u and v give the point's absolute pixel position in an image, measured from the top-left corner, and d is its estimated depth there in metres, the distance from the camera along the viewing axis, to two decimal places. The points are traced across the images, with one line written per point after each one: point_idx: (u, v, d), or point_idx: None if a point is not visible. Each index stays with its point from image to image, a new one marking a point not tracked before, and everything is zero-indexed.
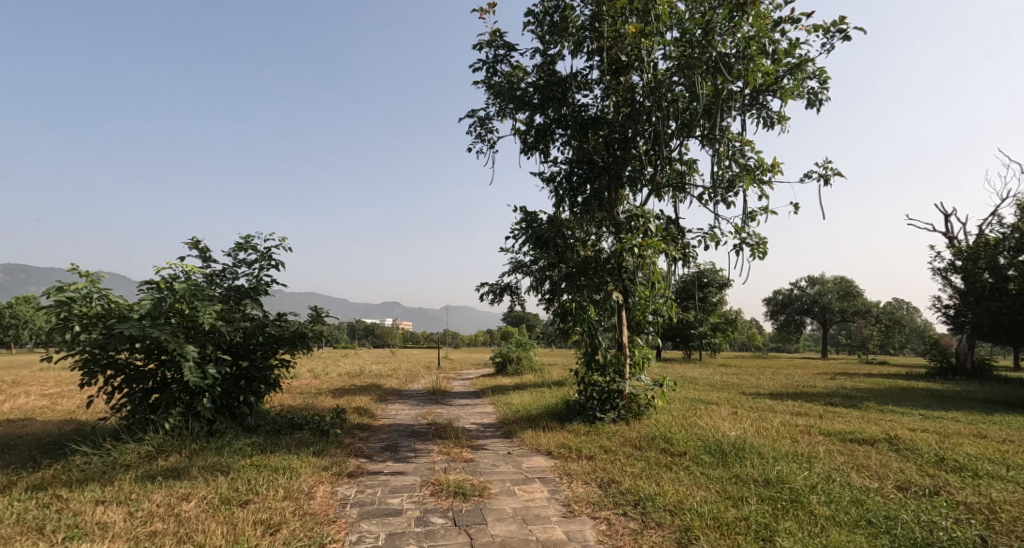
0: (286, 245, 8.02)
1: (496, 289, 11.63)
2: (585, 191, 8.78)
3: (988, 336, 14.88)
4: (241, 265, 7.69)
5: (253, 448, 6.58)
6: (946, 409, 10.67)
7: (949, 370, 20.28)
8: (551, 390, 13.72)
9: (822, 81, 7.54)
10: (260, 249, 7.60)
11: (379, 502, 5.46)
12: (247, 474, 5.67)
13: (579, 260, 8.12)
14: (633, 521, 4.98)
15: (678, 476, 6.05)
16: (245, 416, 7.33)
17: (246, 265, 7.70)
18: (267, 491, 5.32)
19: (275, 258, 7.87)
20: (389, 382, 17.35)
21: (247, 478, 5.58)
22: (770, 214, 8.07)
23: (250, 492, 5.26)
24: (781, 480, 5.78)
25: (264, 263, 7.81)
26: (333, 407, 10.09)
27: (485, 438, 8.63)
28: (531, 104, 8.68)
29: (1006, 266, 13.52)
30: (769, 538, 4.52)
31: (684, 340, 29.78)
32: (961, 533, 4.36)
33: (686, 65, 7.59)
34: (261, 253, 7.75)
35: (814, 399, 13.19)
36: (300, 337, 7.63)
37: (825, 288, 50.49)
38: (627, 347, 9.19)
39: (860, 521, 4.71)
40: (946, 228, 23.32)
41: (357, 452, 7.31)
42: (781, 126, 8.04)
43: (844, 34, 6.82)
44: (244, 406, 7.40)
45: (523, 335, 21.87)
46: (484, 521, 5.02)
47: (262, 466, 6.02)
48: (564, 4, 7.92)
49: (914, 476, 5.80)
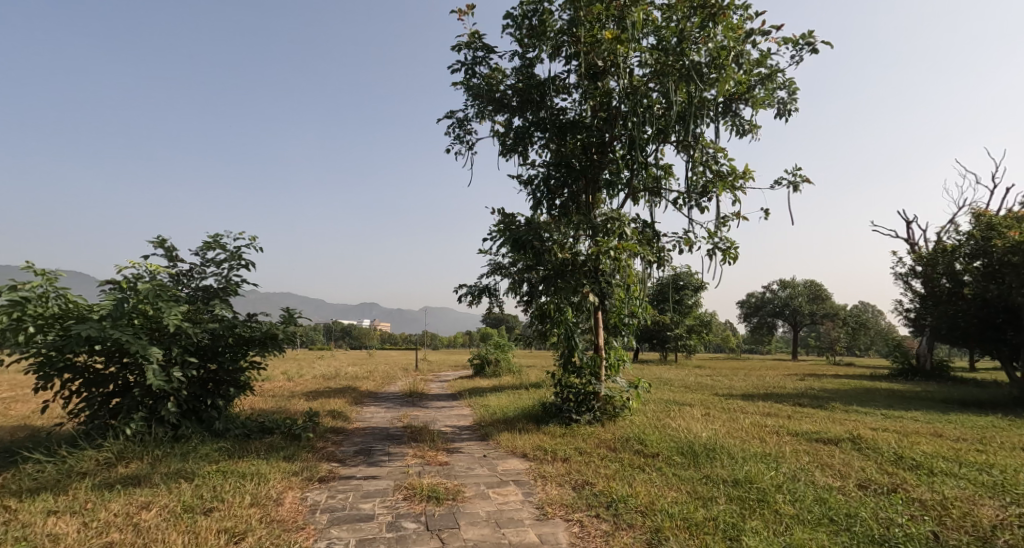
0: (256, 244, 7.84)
1: (473, 291, 11.60)
2: (563, 194, 8.98)
3: (944, 339, 15.36)
4: (209, 265, 7.53)
5: (221, 453, 6.43)
6: (906, 409, 10.99)
7: (910, 371, 20.94)
8: (528, 392, 13.76)
9: (791, 91, 7.72)
10: (229, 248, 7.45)
11: (350, 507, 5.39)
12: (213, 481, 5.55)
13: (556, 262, 8.14)
14: (606, 523, 5.02)
15: (651, 477, 6.14)
16: (213, 421, 7.16)
17: (214, 265, 7.54)
18: (233, 498, 5.21)
19: (245, 258, 7.72)
20: (366, 384, 17.15)
21: (212, 485, 5.46)
22: (742, 219, 8.19)
23: (214, 499, 5.15)
24: (749, 480, 5.89)
25: (233, 263, 7.65)
26: (306, 410, 9.96)
27: (461, 440, 8.59)
28: (509, 107, 8.77)
29: (962, 272, 13.93)
30: (735, 538, 4.59)
31: (660, 342, 30.20)
32: (915, 529, 4.48)
33: (661, 72, 7.72)
34: (230, 253, 7.60)
35: (784, 400, 13.36)
36: (271, 338, 7.50)
37: (796, 292, 51.30)
38: (603, 349, 9.27)
39: (823, 520, 4.82)
40: (908, 235, 24.11)
41: (330, 456, 7.21)
42: (752, 134, 8.24)
43: (813, 47, 7.06)
44: (211, 410, 7.24)
45: (502, 336, 21.85)
46: (457, 525, 5.01)
47: (229, 472, 5.89)
48: (542, 8, 7.95)
49: (874, 474, 5.97)
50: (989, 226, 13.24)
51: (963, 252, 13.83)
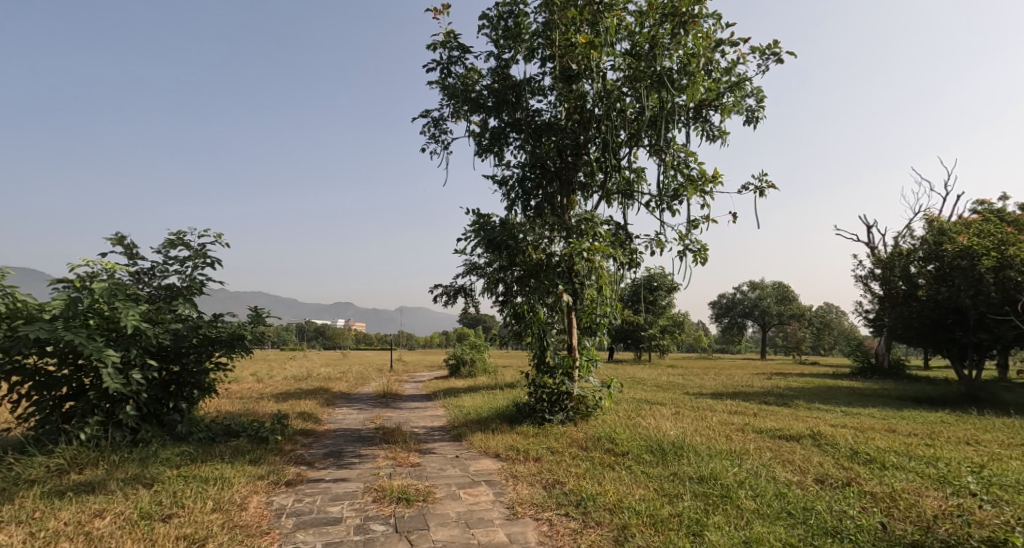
0: (222, 242, 7.70)
1: (449, 291, 11.58)
2: (538, 195, 9.15)
3: (900, 338, 15.81)
4: (172, 263, 7.35)
5: (182, 458, 6.29)
6: (864, 406, 11.36)
7: (868, 370, 21.68)
8: (503, 391, 13.87)
9: (758, 99, 7.93)
10: (192, 245, 7.28)
11: (317, 511, 5.34)
12: (173, 486, 5.43)
13: (530, 262, 8.38)
14: (574, 521, 5.07)
15: (620, 474, 6.23)
16: (175, 424, 6.99)
17: (177, 263, 7.36)
18: (193, 503, 5.10)
19: (209, 255, 7.54)
20: (338, 385, 16.94)
21: (172, 490, 5.34)
22: (711, 222, 8.37)
23: (174, 505, 5.04)
24: (713, 476, 6.03)
25: (197, 261, 7.48)
26: (274, 412, 9.80)
27: (433, 441, 8.56)
28: (485, 107, 8.75)
29: (917, 274, 14.43)
30: (698, 533, 4.70)
31: (634, 342, 30.48)
32: (866, 521, 4.65)
33: (634, 77, 7.88)
34: (194, 250, 7.42)
35: (750, 400, 13.36)
36: (238, 339, 7.31)
37: (765, 293, 52.36)
38: (576, 350, 9.33)
39: (781, 514, 4.96)
40: (867, 239, 24.98)
41: (298, 458, 7.11)
42: (722, 140, 8.44)
43: (778, 57, 7.29)
44: (173, 413, 7.06)
45: (478, 336, 21.84)
46: (426, 526, 5.01)
47: (190, 477, 5.77)
48: (518, 10, 8.02)
49: (831, 469, 6.17)
50: (940, 231, 13.81)
51: (917, 255, 14.38)
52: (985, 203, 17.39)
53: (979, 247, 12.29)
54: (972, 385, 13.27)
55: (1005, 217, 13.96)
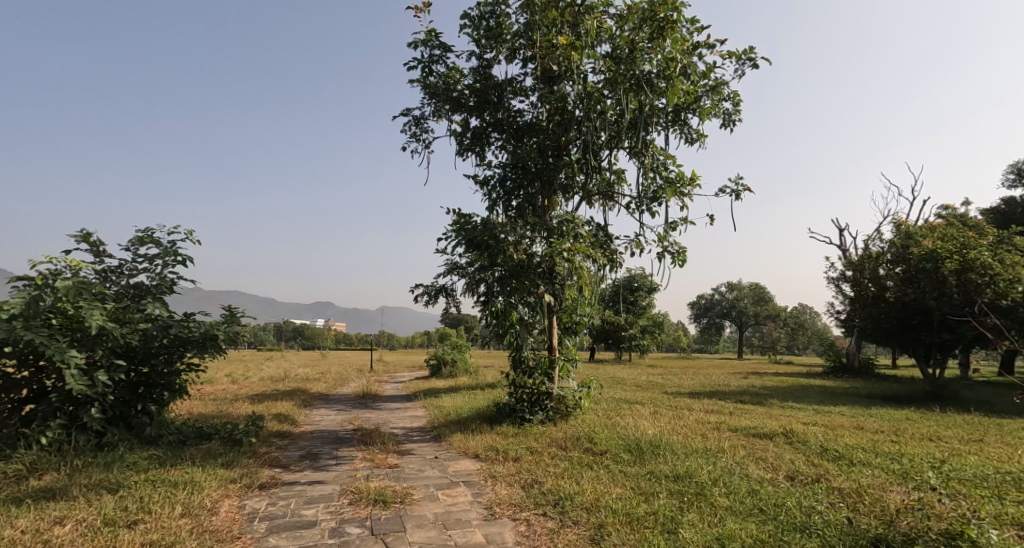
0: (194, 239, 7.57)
1: (430, 291, 11.52)
2: (519, 195, 8.98)
3: (870, 338, 16.12)
4: (141, 261, 7.19)
5: (150, 462, 6.15)
6: (836, 404, 11.61)
7: (839, 369, 22.19)
8: (484, 391, 13.92)
9: (735, 103, 8.04)
10: (162, 243, 7.14)
11: (292, 514, 5.26)
12: (140, 491, 5.31)
13: (511, 263, 8.14)
14: (552, 521, 5.09)
15: (597, 474, 6.25)
16: (144, 427, 6.83)
17: (147, 261, 7.21)
18: (161, 509, 4.99)
19: (180, 254, 7.40)
20: (316, 386, 16.72)
21: (139, 495, 5.22)
22: (690, 224, 8.49)
23: (140, 510, 4.92)
24: (689, 474, 6.10)
25: (168, 259, 7.34)
26: (248, 415, 9.63)
27: (411, 442, 8.50)
28: (466, 106, 8.73)
29: (886, 276, 14.58)
30: (673, 530, 4.75)
31: (615, 342, 30.65)
32: (833, 516, 4.75)
33: (614, 80, 7.93)
34: (164, 248, 7.28)
35: (727, 398, 13.52)
36: (210, 339, 7.17)
37: (742, 294, 53.12)
38: (556, 350, 9.35)
39: (754, 510, 5.04)
40: (840, 242, 25.54)
41: (272, 461, 7.00)
42: (700, 143, 8.53)
43: (754, 63, 7.42)
44: (142, 416, 6.90)
45: (459, 337, 21.75)
46: (403, 528, 4.97)
47: (158, 481, 5.65)
48: (499, 11, 8.03)
49: (802, 466, 6.28)
50: (907, 234, 14.04)
51: (886, 258, 14.52)
52: (949, 208, 17.90)
53: (943, 250, 12.76)
54: (936, 383, 13.66)
55: (966, 221, 14.44)
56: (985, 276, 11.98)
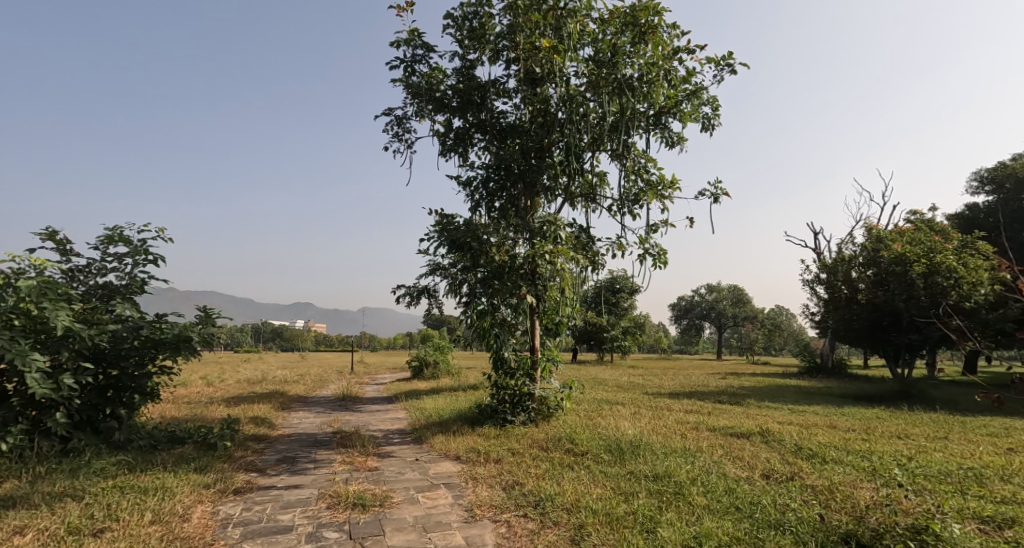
0: (165, 238, 7.46)
1: (412, 291, 11.49)
2: (502, 196, 8.97)
3: (843, 339, 16.47)
4: (110, 260, 7.07)
5: (119, 468, 6.04)
6: (810, 404, 11.84)
7: (814, 370, 22.63)
8: (466, 393, 13.92)
9: (714, 108, 8.18)
10: (132, 242, 7.02)
11: (267, 519, 5.21)
12: (107, 498, 5.21)
13: (493, 264, 8.20)
14: (532, 522, 5.12)
15: (578, 474, 6.31)
16: (112, 432, 6.74)
17: (116, 260, 7.08)
18: (130, 516, 4.91)
19: (151, 253, 7.28)
20: (296, 388, 16.53)
21: (107, 503, 5.13)
22: (670, 226, 8.66)
23: (107, 518, 4.84)
24: (668, 474, 6.19)
25: (138, 259, 7.21)
26: (224, 418, 9.50)
27: (392, 444, 8.47)
28: (449, 107, 8.73)
29: (858, 279, 14.92)
30: (652, 529, 4.81)
31: (597, 343, 30.83)
32: (806, 513, 4.86)
33: (596, 84, 7.99)
34: (134, 247, 7.15)
35: (705, 399, 13.71)
36: (183, 341, 7.03)
37: (721, 295, 53.81)
38: (538, 352, 9.39)
39: (730, 508, 5.14)
40: (815, 246, 26.06)
41: (248, 465, 6.91)
42: (680, 146, 8.66)
43: (732, 68, 7.57)
44: (110, 420, 6.81)
45: (441, 338, 21.69)
46: (382, 532, 4.96)
47: (127, 487, 5.55)
48: (483, 12, 8.05)
49: (777, 464, 6.41)
50: (878, 238, 14.40)
51: (858, 261, 14.88)
52: (917, 213, 18.38)
53: (911, 254, 13.10)
54: (906, 382, 14.02)
55: (934, 226, 14.81)
56: (950, 280, 12.37)
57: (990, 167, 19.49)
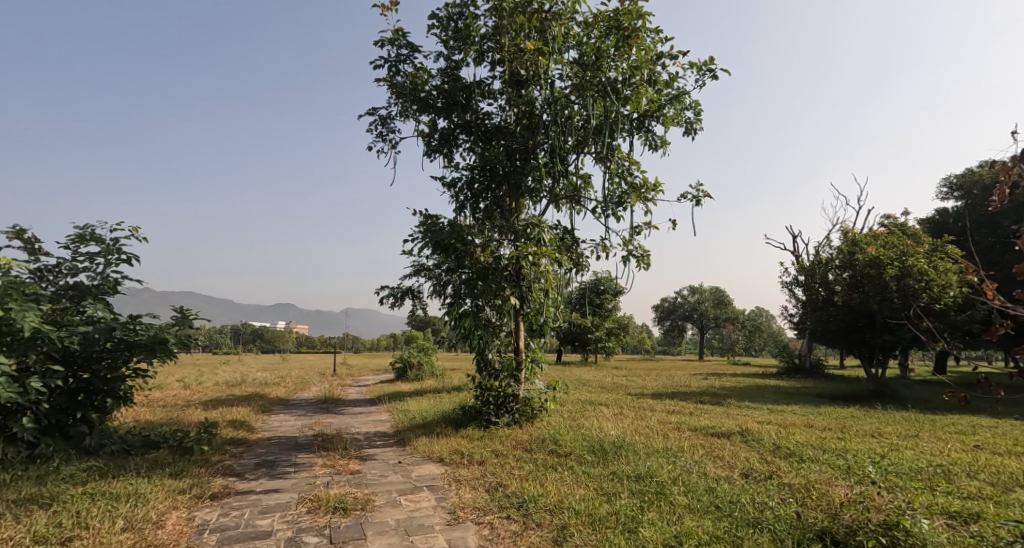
0: (138, 236, 7.34)
1: (396, 293, 11.47)
2: (486, 197, 8.97)
3: (821, 340, 16.78)
4: (81, 259, 6.95)
5: (90, 474, 5.93)
6: (788, 403, 12.04)
7: (793, 370, 22.97)
8: (449, 395, 13.90)
9: (697, 112, 8.30)
10: (103, 240, 6.90)
11: (245, 525, 5.16)
12: (77, 505, 5.12)
13: (478, 266, 8.18)
14: (515, 523, 5.15)
15: (561, 475, 6.35)
16: (83, 437, 6.61)
17: (87, 259, 6.97)
18: (100, 523, 4.82)
19: (123, 252, 7.17)
20: (276, 391, 16.35)
21: (76, 510, 5.04)
22: (653, 229, 8.76)
23: (77, 526, 4.75)
24: (650, 474, 6.25)
25: (110, 258, 7.10)
26: (201, 422, 9.37)
27: (374, 447, 8.43)
28: (435, 107, 8.77)
29: (834, 281, 15.21)
30: (633, 529, 4.87)
31: (581, 344, 30.95)
32: (783, 511, 4.96)
33: (581, 86, 8.06)
34: (106, 246, 7.04)
35: (687, 399, 13.86)
36: (159, 343, 6.88)
37: (704, 297, 54.39)
38: (522, 353, 9.41)
39: (710, 507, 5.21)
40: (794, 248, 26.52)
41: (226, 469, 6.84)
42: (663, 150, 8.77)
43: (714, 74, 7.69)
44: (81, 425, 6.67)
45: (425, 340, 21.61)
46: (363, 536, 4.94)
47: (98, 494, 5.46)
48: (468, 12, 8.08)
49: (756, 463, 6.52)
50: (853, 242, 14.55)
51: (834, 264, 15.12)
52: (891, 217, 18.81)
53: (885, 257, 13.49)
54: (880, 382, 14.33)
55: (905, 230, 15.17)
56: (922, 282, 12.82)
57: (959, 174, 20.05)
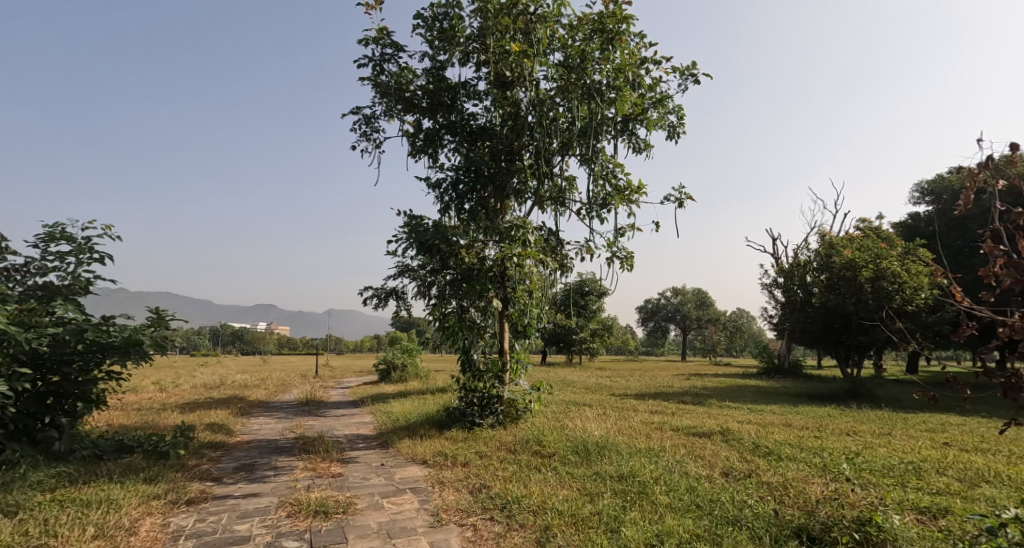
0: (111, 235, 7.23)
1: (380, 294, 11.43)
2: (471, 198, 8.97)
3: (799, 341, 17.07)
4: (51, 259, 6.83)
5: (59, 480, 5.83)
6: (768, 403, 12.23)
7: (772, 371, 23.26)
8: (434, 396, 13.86)
9: (680, 116, 8.41)
10: (74, 240, 6.79)
11: (223, 530, 5.11)
12: (45, 513, 5.03)
13: (463, 267, 8.20)
14: (498, 525, 5.17)
15: (545, 476, 6.38)
16: (51, 442, 6.52)
17: (57, 258, 6.84)
18: (70, 531, 4.75)
19: (96, 251, 7.05)
20: (257, 393, 16.15)
21: (45, 518, 4.95)
22: (637, 231, 8.86)
23: (44, 534, 4.67)
24: (632, 474, 6.32)
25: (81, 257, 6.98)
26: (176, 426, 9.23)
27: (357, 449, 8.39)
28: (419, 107, 8.79)
29: (812, 283, 15.61)
30: (616, 529, 4.92)
31: (566, 345, 31.05)
32: (761, 509, 5.05)
33: (566, 88, 8.12)
34: (77, 245, 6.92)
35: (669, 399, 14.00)
36: (133, 345, 6.80)
37: (687, 298, 54.91)
38: (507, 354, 9.43)
39: (691, 506, 5.29)
40: (774, 251, 26.92)
41: (203, 474, 6.76)
42: (647, 153, 8.87)
43: (696, 78, 7.81)
44: (49, 429, 6.59)
45: (409, 342, 21.53)
46: (344, 539, 4.93)
47: (68, 501, 5.36)
48: (453, 13, 8.09)
49: (736, 462, 6.63)
50: (829, 245, 14.95)
51: (812, 266, 15.57)
52: (865, 221, 19.20)
53: (860, 260, 13.85)
54: (856, 381, 14.62)
55: (879, 233, 15.55)
56: (895, 284, 13.17)
57: (929, 180, 20.53)
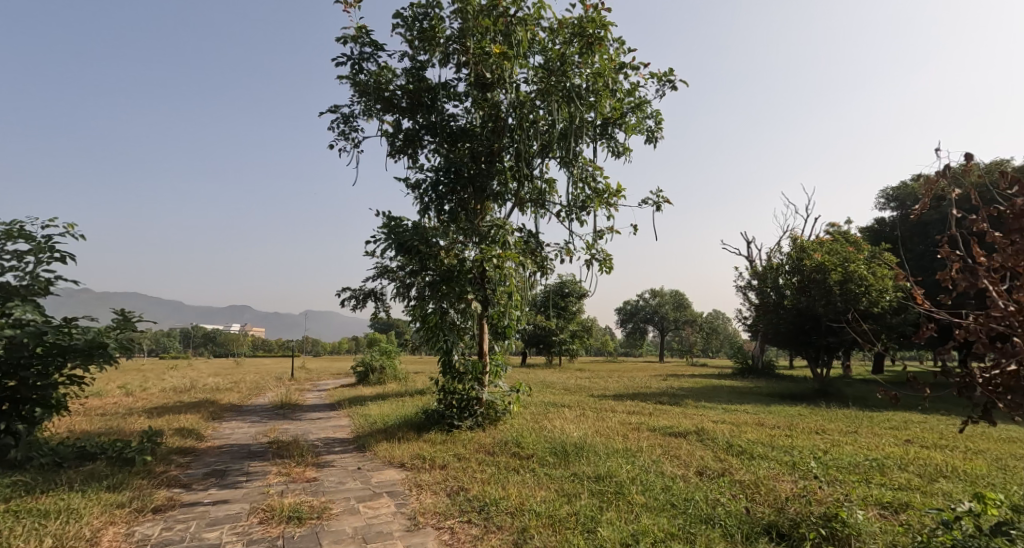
0: (73, 235, 7.07)
1: (359, 295, 11.35)
2: (451, 199, 8.97)
3: (773, 342, 17.40)
4: (8, 258, 6.65)
5: (16, 490, 5.67)
6: (741, 403, 12.46)
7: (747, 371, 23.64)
8: (412, 398, 13.81)
9: (657, 121, 8.54)
10: (32, 238, 6.62)
11: (191, 538, 5.04)
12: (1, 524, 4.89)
13: (442, 268, 8.21)
14: (476, 527, 5.19)
15: (523, 478, 6.42)
16: (8, 450, 6.33)
17: (15, 258, 6.66)
18: (27, 543, 4.62)
19: (56, 250, 6.89)
20: (229, 397, 15.87)
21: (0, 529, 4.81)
22: (616, 233, 8.97)
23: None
24: (609, 474, 6.39)
25: (40, 257, 6.81)
26: (143, 432, 9.03)
27: (333, 453, 8.32)
28: (398, 107, 8.75)
29: (784, 285, 15.84)
30: (592, 529, 4.98)
31: (546, 346, 31.14)
32: (733, 507, 5.17)
33: (546, 91, 8.18)
34: (35, 245, 6.75)
35: (646, 400, 14.15)
36: (97, 347, 6.62)
37: (665, 299, 55.53)
38: (486, 356, 9.45)
39: (666, 505, 5.38)
40: (749, 253, 27.40)
41: (171, 481, 6.63)
42: (625, 157, 8.98)
43: (673, 84, 7.94)
44: (6, 436, 6.40)
45: (388, 343, 21.38)
46: (317, 545, 4.90)
47: (25, 511, 5.22)
48: (433, 14, 8.08)
49: (711, 461, 6.75)
50: (801, 249, 15.28)
51: (784, 269, 15.80)
52: (835, 225, 19.64)
53: (829, 263, 14.19)
54: (826, 381, 14.98)
55: (847, 237, 15.90)
56: (862, 286, 13.58)
57: (895, 186, 21.13)
